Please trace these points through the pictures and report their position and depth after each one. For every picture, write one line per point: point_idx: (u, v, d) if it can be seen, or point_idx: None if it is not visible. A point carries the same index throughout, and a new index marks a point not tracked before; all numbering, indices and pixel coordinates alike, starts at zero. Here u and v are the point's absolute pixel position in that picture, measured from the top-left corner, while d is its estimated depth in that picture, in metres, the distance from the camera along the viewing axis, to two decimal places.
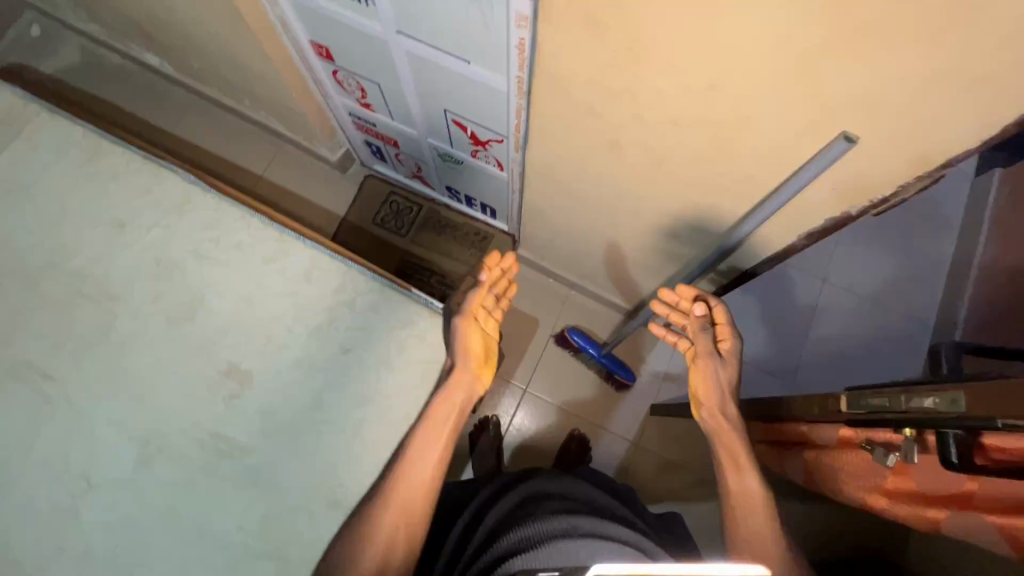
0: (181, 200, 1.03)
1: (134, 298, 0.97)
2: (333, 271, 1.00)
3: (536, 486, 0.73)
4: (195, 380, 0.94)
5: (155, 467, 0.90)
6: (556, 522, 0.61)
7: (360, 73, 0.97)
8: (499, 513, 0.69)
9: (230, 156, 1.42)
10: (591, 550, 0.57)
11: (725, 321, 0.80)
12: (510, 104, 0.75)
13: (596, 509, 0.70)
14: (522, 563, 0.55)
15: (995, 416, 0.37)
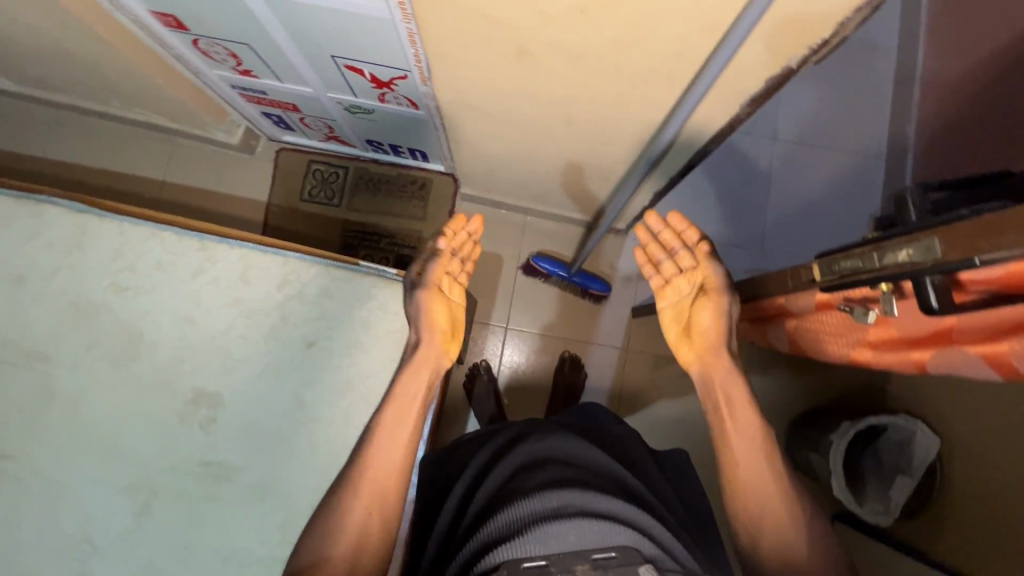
0: (75, 233, 0.91)
1: (66, 352, 0.89)
2: (270, 267, 0.93)
3: (526, 452, 0.74)
4: (164, 417, 0.88)
5: (156, 511, 0.87)
6: (543, 502, 0.62)
7: (223, 37, 0.83)
8: (491, 486, 0.70)
9: (121, 166, 1.27)
10: (584, 535, 0.59)
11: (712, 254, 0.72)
12: (399, 32, 0.65)
13: (596, 473, 0.71)
14: (506, 554, 0.57)
15: (972, 255, 0.36)
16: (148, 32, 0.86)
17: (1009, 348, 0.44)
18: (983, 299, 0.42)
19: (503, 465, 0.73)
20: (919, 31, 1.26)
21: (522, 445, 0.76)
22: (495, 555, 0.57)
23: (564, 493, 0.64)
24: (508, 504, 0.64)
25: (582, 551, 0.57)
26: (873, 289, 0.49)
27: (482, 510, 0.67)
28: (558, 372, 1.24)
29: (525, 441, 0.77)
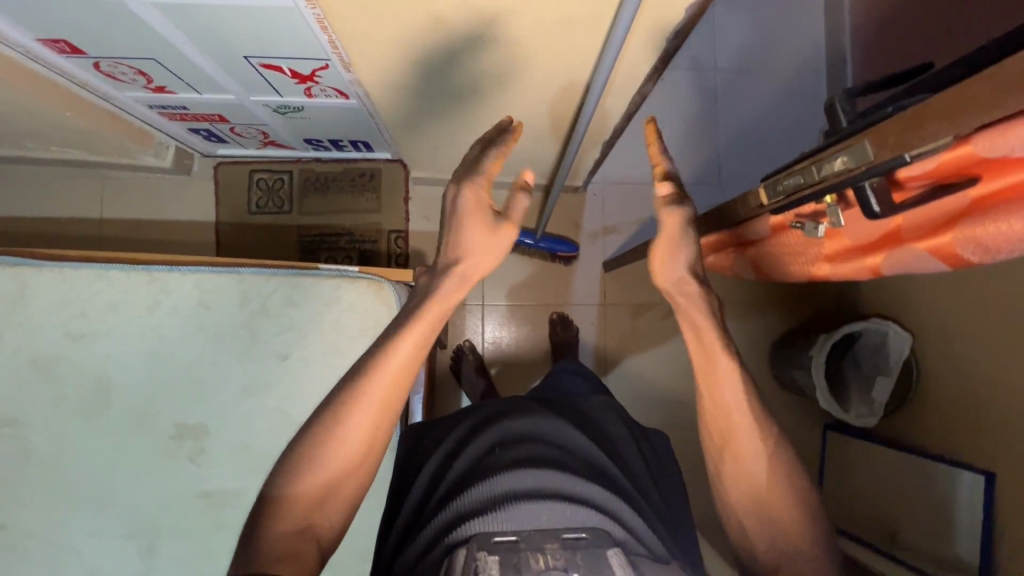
0: (13, 288, 0.86)
1: (34, 411, 0.85)
2: (226, 288, 0.90)
3: (507, 425, 0.75)
4: (150, 455, 0.87)
5: (161, 550, 0.86)
6: (518, 480, 0.66)
7: (124, 55, 0.78)
8: (470, 457, 0.71)
9: (53, 210, 1.20)
10: (555, 515, 0.63)
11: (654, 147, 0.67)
12: (307, 18, 0.61)
13: (572, 452, 0.73)
14: (477, 528, 0.61)
15: (902, 152, 0.36)
16: (40, 61, 0.80)
17: (953, 236, 0.45)
18: (923, 192, 0.43)
19: (484, 435, 0.74)
20: None
21: (504, 417, 0.77)
22: (467, 528, 0.61)
23: (540, 472, 0.67)
24: (483, 478, 0.67)
25: (551, 530, 0.61)
26: (819, 202, 0.49)
27: (456, 480, 0.69)
28: (551, 335, 1.25)
29: (507, 413, 0.78)
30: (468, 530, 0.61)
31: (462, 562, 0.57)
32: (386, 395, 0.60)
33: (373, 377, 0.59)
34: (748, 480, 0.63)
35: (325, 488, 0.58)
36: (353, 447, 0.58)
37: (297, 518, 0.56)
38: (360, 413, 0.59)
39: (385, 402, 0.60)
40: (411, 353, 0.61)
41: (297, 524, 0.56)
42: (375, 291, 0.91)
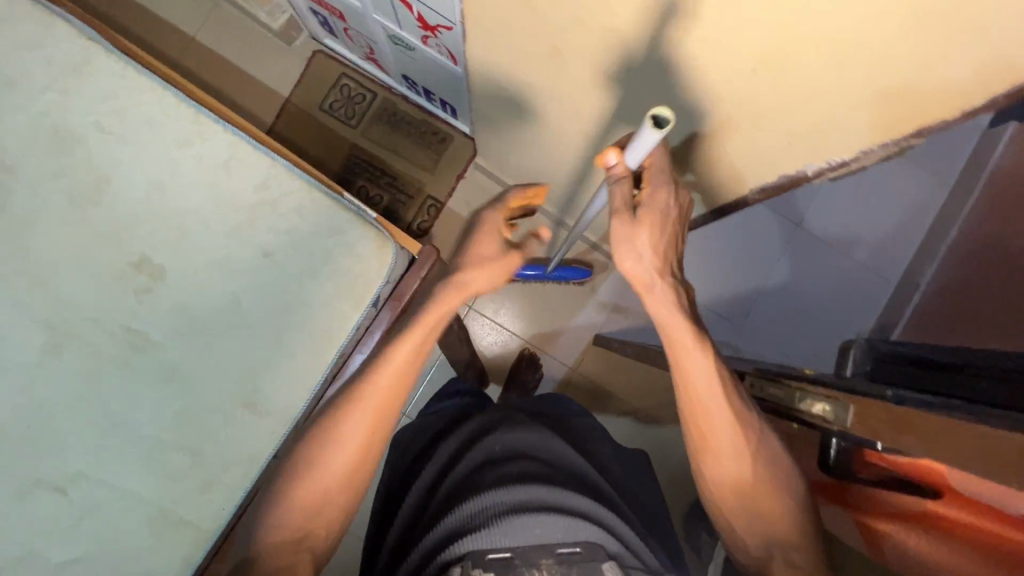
0: (80, 59, 0.89)
1: (32, 171, 0.87)
2: (253, 163, 0.91)
3: (493, 441, 0.77)
4: (104, 268, 0.87)
5: (64, 356, 0.87)
6: (513, 495, 0.66)
7: None
8: (459, 474, 0.73)
9: (157, 8, 1.23)
10: (550, 530, 0.63)
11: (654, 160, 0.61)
12: None
13: (560, 468, 0.74)
14: (470, 546, 0.60)
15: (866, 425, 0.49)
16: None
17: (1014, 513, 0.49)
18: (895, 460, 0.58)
19: (471, 452, 0.76)
20: (980, 178, 1.25)
21: (490, 435, 0.79)
22: (459, 545, 0.61)
23: (538, 488, 0.67)
24: (473, 492, 0.68)
25: (546, 545, 0.62)
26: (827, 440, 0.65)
27: (451, 492, 0.71)
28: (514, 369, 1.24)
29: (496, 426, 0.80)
30: (460, 547, 0.61)
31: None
32: (376, 410, 0.71)
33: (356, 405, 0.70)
34: (726, 444, 0.62)
35: (317, 504, 0.68)
36: (342, 465, 0.69)
37: (288, 532, 0.67)
38: (349, 429, 0.70)
39: (377, 415, 0.71)
40: (402, 367, 0.72)
41: (292, 543, 0.67)
42: (377, 243, 0.91)
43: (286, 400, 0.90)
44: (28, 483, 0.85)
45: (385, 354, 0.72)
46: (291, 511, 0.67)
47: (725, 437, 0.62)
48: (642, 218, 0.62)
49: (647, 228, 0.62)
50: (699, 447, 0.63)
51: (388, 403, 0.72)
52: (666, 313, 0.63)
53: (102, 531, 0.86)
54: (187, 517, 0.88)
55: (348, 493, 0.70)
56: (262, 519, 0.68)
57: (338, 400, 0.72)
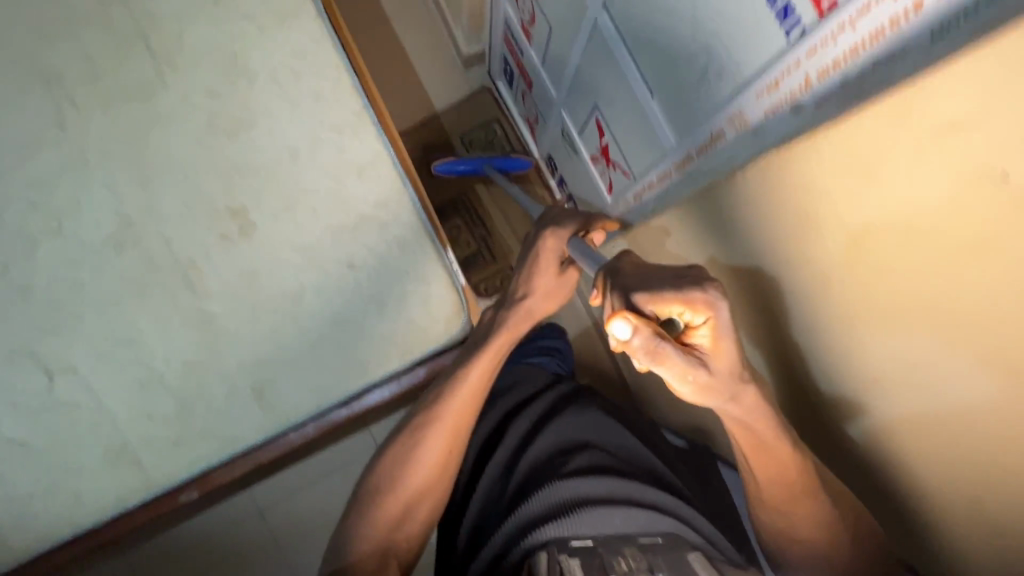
0: (289, 9, 0.90)
1: (191, 80, 0.88)
2: (383, 180, 0.90)
3: (562, 428, 0.86)
4: (204, 199, 0.88)
5: (121, 256, 0.86)
6: (583, 486, 0.76)
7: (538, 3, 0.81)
8: (537, 455, 0.82)
9: None
10: (627, 522, 0.73)
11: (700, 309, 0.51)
12: (661, 162, 0.72)
13: (623, 457, 0.83)
14: (553, 534, 0.70)
15: None
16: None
17: None
18: None
19: (546, 434, 0.85)
20: None
21: (556, 420, 0.87)
22: (543, 532, 0.71)
23: (609, 482, 0.77)
24: (547, 482, 0.77)
25: (628, 536, 0.71)
26: None
27: (522, 485, 0.79)
28: None
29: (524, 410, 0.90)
30: (545, 533, 0.71)
31: (544, 563, 0.67)
32: (450, 430, 0.82)
33: (425, 443, 0.82)
34: (796, 518, 0.66)
35: (403, 511, 0.80)
36: (419, 480, 0.81)
37: (376, 540, 0.78)
38: (426, 444, 0.81)
39: (452, 430, 0.82)
40: (475, 390, 0.84)
41: (378, 547, 0.77)
42: (452, 311, 0.91)
43: (289, 403, 0.88)
44: (21, 354, 0.84)
45: (460, 378, 0.84)
46: (378, 526, 0.78)
47: (771, 494, 0.66)
48: (712, 351, 0.53)
49: (716, 350, 0.54)
50: (786, 519, 0.67)
51: (462, 421, 0.83)
52: (734, 410, 0.58)
53: (61, 433, 0.84)
54: (145, 462, 0.85)
55: (421, 508, 0.81)
56: (354, 525, 0.79)
57: (416, 421, 0.84)
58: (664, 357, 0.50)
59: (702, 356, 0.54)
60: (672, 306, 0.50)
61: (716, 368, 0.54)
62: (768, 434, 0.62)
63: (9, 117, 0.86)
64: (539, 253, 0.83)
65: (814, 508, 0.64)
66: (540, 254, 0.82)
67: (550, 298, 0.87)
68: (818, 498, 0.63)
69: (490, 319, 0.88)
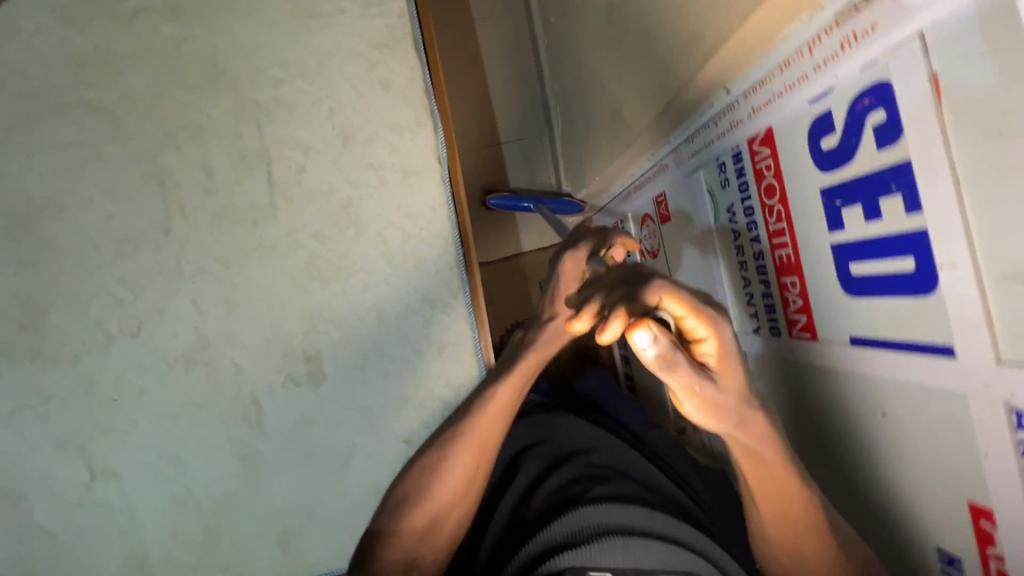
0: (415, 168, 0.89)
1: (300, 216, 0.87)
2: (465, 369, 0.90)
3: (584, 461, 0.87)
4: (283, 337, 0.87)
5: (188, 374, 0.86)
6: (608, 512, 0.76)
7: (695, 249, 0.88)
8: (552, 483, 0.84)
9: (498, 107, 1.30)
10: (648, 556, 0.71)
11: (693, 315, 0.48)
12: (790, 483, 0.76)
13: (651, 490, 0.84)
14: (574, 560, 0.70)
15: None
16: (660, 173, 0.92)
17: None
18: None
19: (567, 466, 0.86)
20: None
21: (580, 458, 0.88)
22: (560, 560, 0.70)
23: (632, 510, 0.76)
24: (574, 505, 0.77)
25: (637, 568, 0.70)
26: None
27: (546, 508, 0.80)
28: None
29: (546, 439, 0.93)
30: (561, 561, 0.70)
31: None
32: (482, 446, 0.75)
33: (452, 460, 0.74)
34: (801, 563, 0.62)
35: (428, 522, 0.74)
36: (453, 483, 0.74)
37: (401, 552, 0.72)
38: (456, 459, 0.74)
39: (482, 447, 0.75)
40: (502, 411, 0.75)
41: (401, 560, 0.71)
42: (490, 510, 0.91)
43: (311, 556, 0.88)
44: (71, 448, 0.84)
45: (487, 394, 0.75)
46: (402, 541, 0.72)
47: (773, 509, 0.60)
48: (719, 371, 0.49)
49: (726, 372, 0.49)
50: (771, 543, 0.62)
51: (495, 440, 0.76)
52: (742, 437, 0.53)
53: (88, 532, 0.85)
54: None
55: (442, 520, 0.74)
56: (383, 529, 0.73)
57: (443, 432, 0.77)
58: (675, 370, 0.46)
59: (710, 374, 0.48)
60: (664, 305, 0.49)
61: (722, 387, 0.49)
62: (773, 461, 0.56)
63: (116, 208, 0.85)
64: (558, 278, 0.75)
65: (801, 542, 0.60)
66: (564, 272, 0.75)
67: None
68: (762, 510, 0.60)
69: (516, 341, 0.80)
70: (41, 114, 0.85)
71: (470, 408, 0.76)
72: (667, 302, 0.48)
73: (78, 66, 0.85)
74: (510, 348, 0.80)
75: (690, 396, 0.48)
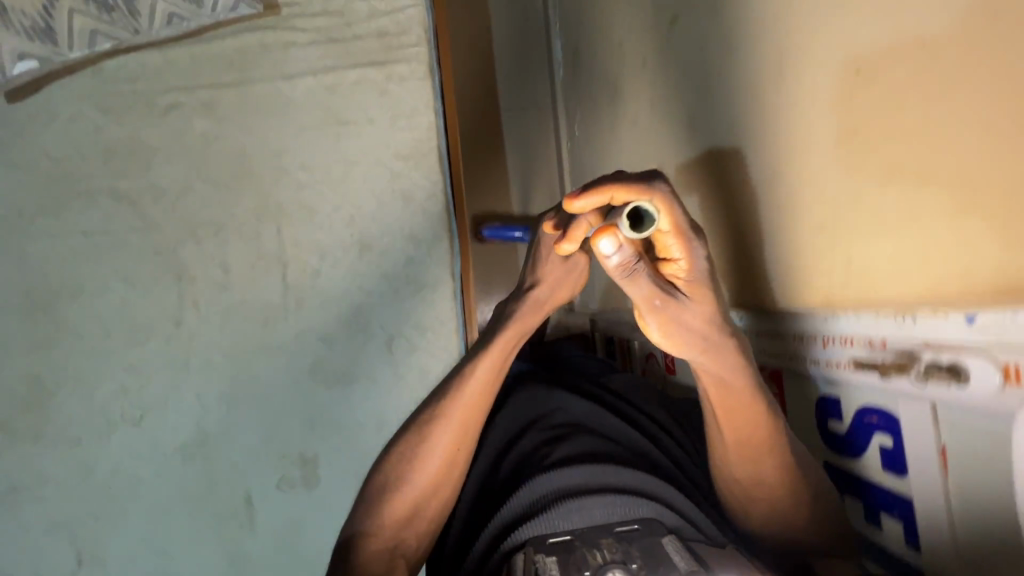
0: (428, 281, 0.91)
1: (311, 320, 0.89)
2: None
3: (547, 415, 0.62)
4: (282, 438, 0.88)
5: (183, 467, 0.86)
6: (562, 477, 0.52)
7: None
8: (520, 448, 0.59)
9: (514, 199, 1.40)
10: (613, 509, 0.49)
11: (668, 214, 0.40)
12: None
13: (631, 450, 0.58)
14: (532, 532, 0.48)
15: None
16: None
17: None
18: None
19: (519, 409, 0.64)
20: None
21: (559, 415, 0.62)
22: (519, 533, 0.48)
23: (595, 468, 0.53)
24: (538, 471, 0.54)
25: (604, 525, 0.47)
26: None
27: (508, 478, 0.57)
28: None
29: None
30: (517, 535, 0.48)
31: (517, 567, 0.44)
32: (463, 413, 0.55)
33: (423, 455, 0.54)
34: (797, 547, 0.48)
35: (410, 510, 0.54)
36: (420, 484, 0.54)
37: (388, 532, 0.53)
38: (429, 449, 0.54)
39: (463, 426, 0.55)
40: (490, 380, 0.57)
41: (387, 544, 0.52)
42: None
43: None
44: (60, 532, 0.85)
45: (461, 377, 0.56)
46: (376, 545, 0.52)
47: (754, 479, 0.47)
48: (691, 292, 0.42)
49: (699, 292, 0.42)
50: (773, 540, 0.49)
51: (478, 417, 0.56)
52: (713, 374, 0.45)
53: None
54: None
55: (425, 515, 0.54)
56: (358, 523, 0.54)
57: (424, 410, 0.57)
58: (636, 283, 0.40)
59: (680, 295, 0.42)
60: (636, 199, 0.39)
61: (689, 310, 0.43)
62: (748, 399, 0.45)
63: (131, 297, 0.87)
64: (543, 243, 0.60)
65: (804, 518, 0.47)
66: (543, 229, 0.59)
67: (578, 286, 0.61)
68: (767, 490, 0.47)
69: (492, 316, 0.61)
70: (70, 201, 0.87)
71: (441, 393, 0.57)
72: (655, 201, 0.40)
73: (111, 157, 0.88)
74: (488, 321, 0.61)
75: (650, 312, 0.42)
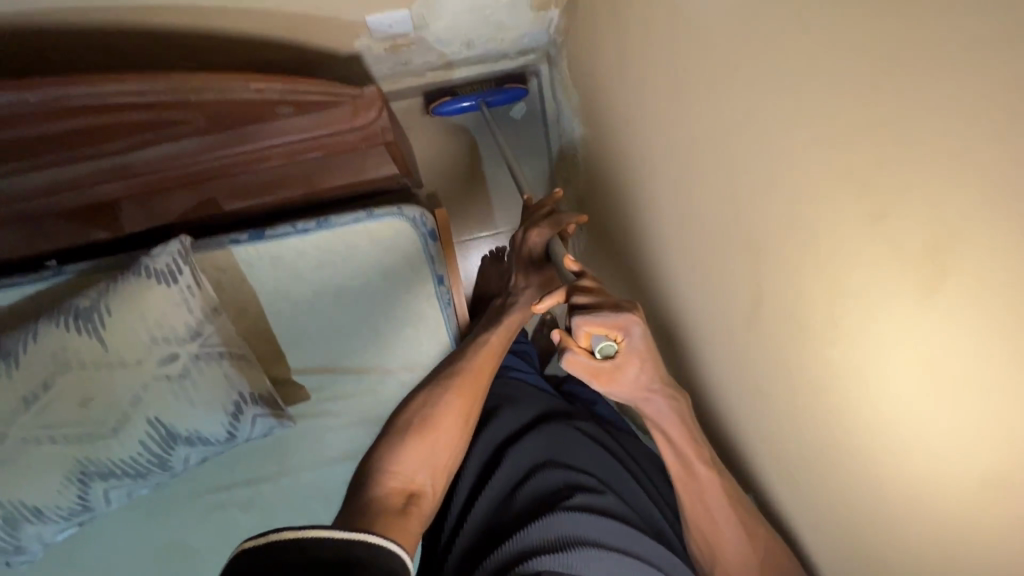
0: None
1: None
2: None
3: (565, 478, 0.76)
4: None
5: None
6: (578, 523, 0.69)
7: None
8: (537, 485, 0.76)
9: None
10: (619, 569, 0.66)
11: (617, 325, 0.56)
12: None
13: (633, 509, 0.76)
14: (550, 564, 0.64)
15: None
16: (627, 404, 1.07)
17: None
18: None
19: (553, 461, 0.79)
20: None
21: (579, 491, 0.74)
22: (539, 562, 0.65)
23: (605, 523, 0.71)
24: (551, 510, 0.70)
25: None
26: None
27: (527, 507, 0.73)
28: None
29: (502, 414, 0.89)
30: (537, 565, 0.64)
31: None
32: (474, 379, 0.80)
33: (447, 398, 0.77)
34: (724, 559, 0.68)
35: (427, 457, 0.72)
36: (445, 426, 0.75)
37: (404, 479, 0.69)
38: (446, 409, 0.77)
39: (472, 390, 0.79)
40: (493, 357, 0.83)
41: (400, 487, 0.68)
42: None
43: None
44: None
45: (473, 346, 0.83)
46: (392, 479, 0.68)
47: (683, 488, 0.69)
48: (629, 361, 0.60)
49: (635, 361, 0.60)
50: (698, 530, 0.70)
51: (483, 386, 0.80)
52: (644, 408, 0.67)
53: None
54: None
55: (437, 477, 0.72)
56: (377, 462, 0.70)
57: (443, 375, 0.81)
58: (578, 367, 0.59)
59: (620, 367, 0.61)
60: (596, 332, 0.56)
61: (629, 376, 0.63)
62: (683, 439, 0.67)
63: None
64: (525, 250, 0.82)
65: (723, 534, 0.67)
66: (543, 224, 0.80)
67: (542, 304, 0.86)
68: (680, 479, 0.69)
69: (492, 315, 0.88)
70: None
71: (461, 355, 0.82)
72: (591, 320, 0.56)
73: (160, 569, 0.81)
74: (488, 320, 0.87)
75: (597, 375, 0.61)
